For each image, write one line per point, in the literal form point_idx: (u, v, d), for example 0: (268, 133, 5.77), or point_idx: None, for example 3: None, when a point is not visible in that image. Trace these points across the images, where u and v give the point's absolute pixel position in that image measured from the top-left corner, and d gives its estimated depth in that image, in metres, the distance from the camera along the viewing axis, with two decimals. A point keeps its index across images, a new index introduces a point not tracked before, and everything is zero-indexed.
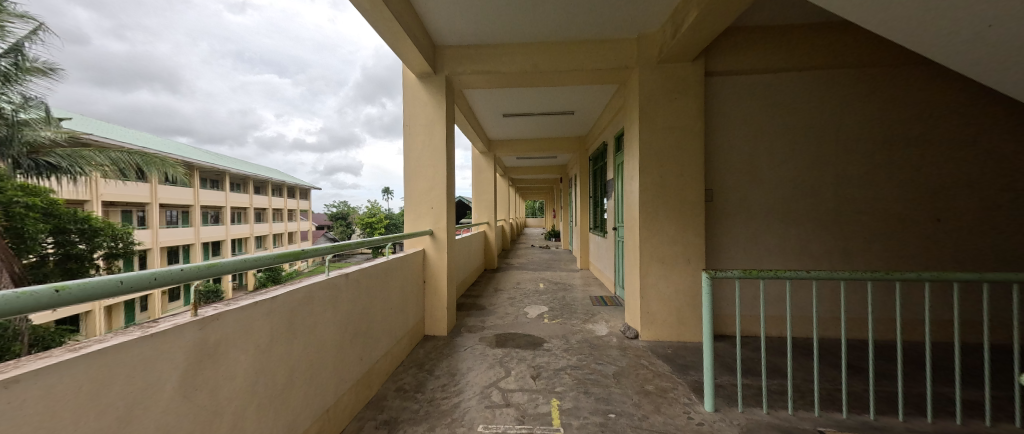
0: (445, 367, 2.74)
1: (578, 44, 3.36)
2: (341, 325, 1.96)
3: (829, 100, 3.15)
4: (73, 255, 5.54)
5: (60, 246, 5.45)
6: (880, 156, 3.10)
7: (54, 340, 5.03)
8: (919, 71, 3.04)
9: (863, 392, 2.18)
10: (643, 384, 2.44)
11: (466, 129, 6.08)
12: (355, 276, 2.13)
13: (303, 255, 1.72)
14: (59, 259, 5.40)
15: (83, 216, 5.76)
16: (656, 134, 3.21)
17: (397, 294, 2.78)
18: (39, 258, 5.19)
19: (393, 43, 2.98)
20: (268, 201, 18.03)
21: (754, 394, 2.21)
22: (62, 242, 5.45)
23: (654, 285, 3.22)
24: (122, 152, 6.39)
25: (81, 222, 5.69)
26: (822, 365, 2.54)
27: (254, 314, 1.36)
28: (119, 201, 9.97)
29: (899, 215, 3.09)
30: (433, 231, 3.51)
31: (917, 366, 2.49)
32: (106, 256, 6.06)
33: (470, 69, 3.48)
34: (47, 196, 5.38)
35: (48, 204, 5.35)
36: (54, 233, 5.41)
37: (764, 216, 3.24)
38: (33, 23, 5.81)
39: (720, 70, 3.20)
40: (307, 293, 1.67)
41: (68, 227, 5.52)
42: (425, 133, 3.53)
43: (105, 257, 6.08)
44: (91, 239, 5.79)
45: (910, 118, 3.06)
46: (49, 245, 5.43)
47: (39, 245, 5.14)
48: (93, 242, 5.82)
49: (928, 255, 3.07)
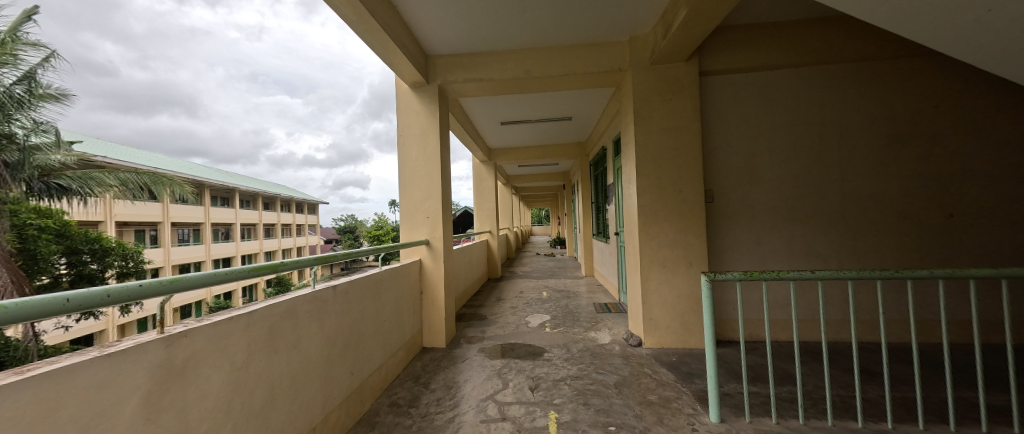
0: (441, 379, 2.67)
1: (569, 48, 3.35)
2: (329, 339, 1.92)
3: (828, 95, 3.07)
4: (86, 275, 5.62)
5: (73, 267, 5.54)
6: (886, 150, 3.00)
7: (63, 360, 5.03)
8: (921, 63, 2.95)
9: (878, 398, 2.06)
10: (645, 394, 2.33)
11: (464, 139, 6.08)
12: (344, 288, 2.09)
13: (282, 267, 1.73)
14: (72, 279, 5.48)
15: (95, 237, 5.86)
16: (652, 135, 3.16)
17: (390, 306, 2.73)
18: (51, 279, 5.26)
19: (384, 54, 3.00)
20: (278, 216, 18.27)
21: (762, 403, 2.10)
22: (75, 262, 5.54)
23: (655, 290, 3.13)
24: (131, 173, 6.53)
25: (93, 242, 5.76)
26: (833, 370, 2.43)
27: (230, 329, 1.33)
28: (132, 221, 10.31)
29: (910, 210, 2.98)
30: (429, 240, 3.47)
31: (934, 369, 2.36)
32: (119, 275, 6.18)
33: (462, 77, 3.48)
34: (59, 218, 5.53)
35: (60, 225, 5.47)
36: (67, 254, 5.50)
37: (767, 215, 3.15)
38: (45, 51, 6.05)
39: (715, 69, 3.14)
40: (290, 306, 1.64)
41: (81, 247, 5.59)
42: (419, 142, 3.52)
43: (117, 276, 6.21)
44: (102, 259, 5.88)
45: (915, 110, 2.96)
46: (63, 265, 5.51)
47: (52, 266, 5.24)
48: (104, 263, 5.90)
49: (943, 252, 2.94)
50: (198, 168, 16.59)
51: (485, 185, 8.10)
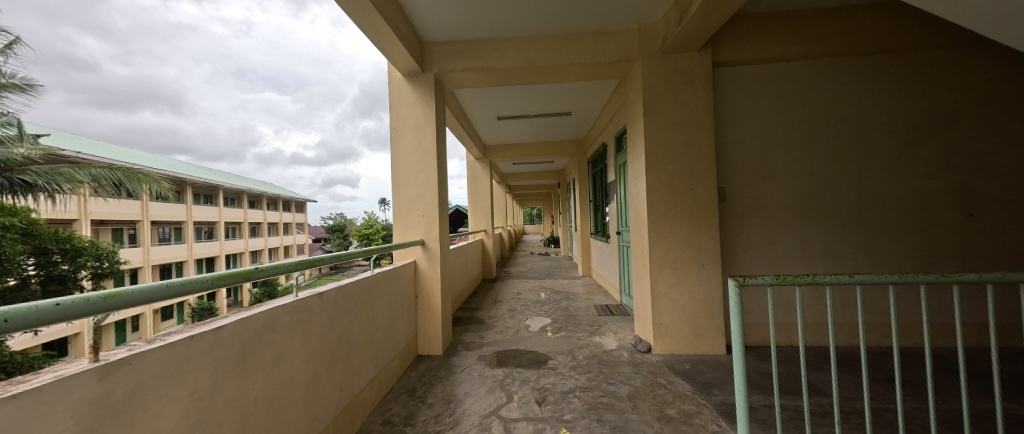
0: (439, 393, 2.45)
1: (575, 36, 3.15)
2: (314, 354, 1.68)
3: (844, 88, 2.93)
4: (56, 277, 5.24)
5: (42, 268, 5.13)
6: (904, 147, 2.88)
7: (35, 365, 4.60)
8: (941, 56, 2.84)
9: (914, 412, 1.94)
10: (663, 408, 2.16)
11: (460, 135, 5.84)
12: (331, 297, 1.85)
13: (256, 275, 1.42)
14: (42, 281, 5.09)
15: (66, 236, 5.48)
16: (663, 130, 2.98)
17: (383, 313, 2.50)
18: (19, 281, 4.86)
19: (376, 39, 2.75)
20: (265, 215, 17.70)
21: (792, 418, 1.98)
22: (44, 263, 5.12)
23: (666, 294, 2.95)
24: (104, 168, 6.07)
25: (63, 242, 5.38)
26: (858, 380, 2.31)
27: (192, 351, 1.09)
28: (109, 219, 9.81)
29: (929, 210, 2.86)
30: (424, 241, 3.24)
31: (962, 378, 2.25)
32: (92, 277, 5.79)
33: (460, 66, 3.25)
34: (27, 216, 5.08)
35: (26, 224, 5.02)
36: (36, 254, 5.08)
37: (781, 214, 3.00)
38: (5, 36, 5.59)
39: (729, 60, 2.98)
40: (268, 319, 1.40)
41: (50, 247, 5.19)
42: (414, 136, 3.28)
43: (91, 278, 5.80)
44: (74, 259, 5.50)
45: (935, 106, 2.85)
46: (30, 266, 5.08)
47: (19, 267, 4.77)
48: (76, 263, 5.52)
49: (963, 254, 2.83)
50: (180, 164, 15.91)
51: (480, 183, 7.86)
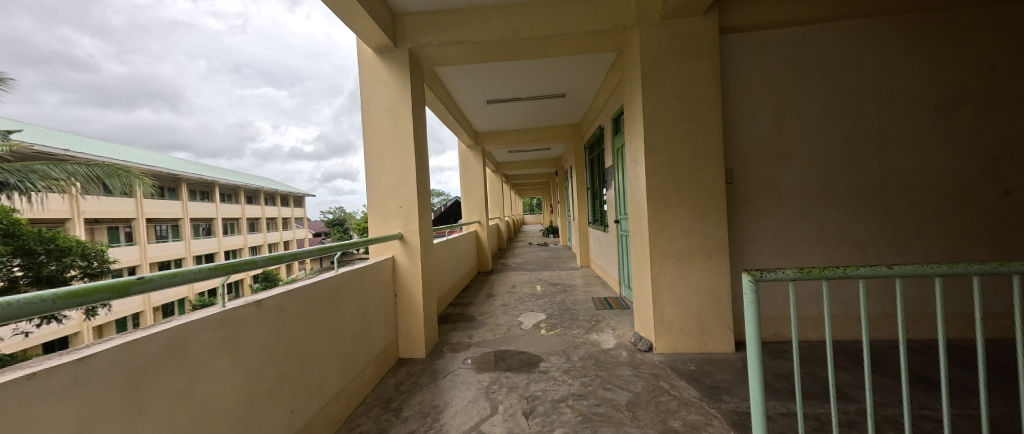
0: (417, 404, 2.19)
1: (566, 2, 2.81)
2: (250, 374, 1.40)
3: (867, 54, 2.61)
4: (46, 277, 4.88)
5: (30, 269, 4.74)
6: (933, 119, 2.57)
7: None
8: (976, 16, 2.52)
9: (956, 420, 1.68)
10: (665, 418, 1.91)
11: (448, 121, 5.50)
12: (275, 304, 1.57)
13: (140, 287, 1.07)
14: (31, 282, 4.72)
15: (51, 235, 5.07)
16: (663, 105, 2.66)
17: (351, 316, 2.22)
18: (8, 283, 4.53)
19: (338, 8, 2.42)
20: (261, 210, 17.40)
21: (816, 430, 1.73)
22: (31, 264, 4.73)
23: (668, 287, 2.68)
24: (81, 165, 5.62)
25: (49, 241, 4.97)
26: (886, 382, 2.06)
27: (36, 393, 0.81)
28: (104, 218, 9.33)
29: (961, 189, 2.56)
30: (403, 235, 2.96)
31: (1001, 377, 2.01)
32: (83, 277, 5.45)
33: (437, 39, 2.92)
34: (8, 216, 4.65)
35: (6, 224, 4.60)
36: (19, 255, 4.68)
37: (795, 198, 2.71)
38: None
39: (737, 25, 2.65)
40: (174, 339, 1.12)
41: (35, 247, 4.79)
42: (388, 119, 2.97)
43: (82, 278, 5.49)
44: (60, 260, 5.12)
45: (968, 71, 2.53)
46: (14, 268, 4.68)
47: (8, 268, 4.42)
48: (64, 264, 5.18)
49: (997, 236, 2.55)
50: (174, 159, 15.47)
51: (473, 172, 7.51)
